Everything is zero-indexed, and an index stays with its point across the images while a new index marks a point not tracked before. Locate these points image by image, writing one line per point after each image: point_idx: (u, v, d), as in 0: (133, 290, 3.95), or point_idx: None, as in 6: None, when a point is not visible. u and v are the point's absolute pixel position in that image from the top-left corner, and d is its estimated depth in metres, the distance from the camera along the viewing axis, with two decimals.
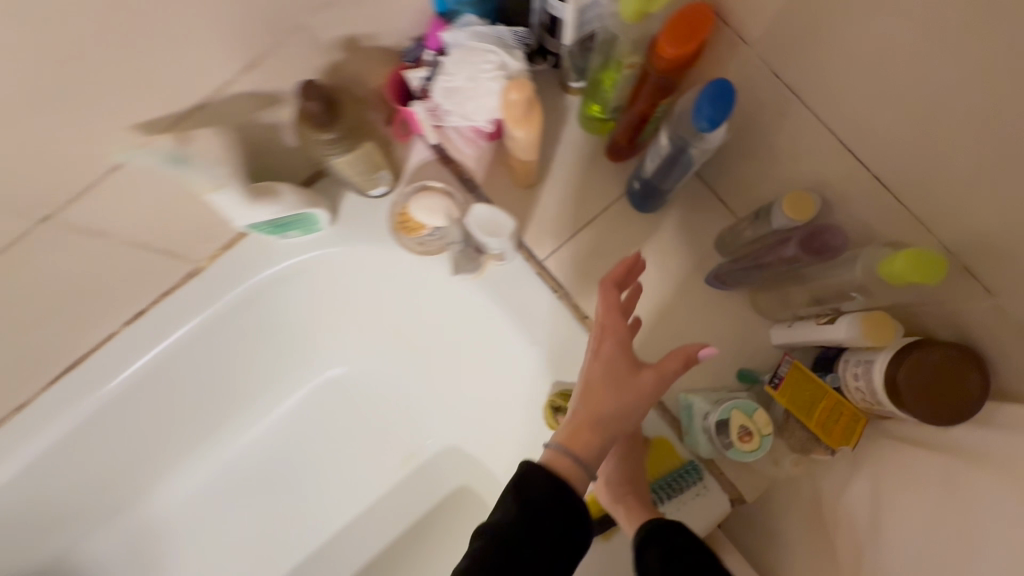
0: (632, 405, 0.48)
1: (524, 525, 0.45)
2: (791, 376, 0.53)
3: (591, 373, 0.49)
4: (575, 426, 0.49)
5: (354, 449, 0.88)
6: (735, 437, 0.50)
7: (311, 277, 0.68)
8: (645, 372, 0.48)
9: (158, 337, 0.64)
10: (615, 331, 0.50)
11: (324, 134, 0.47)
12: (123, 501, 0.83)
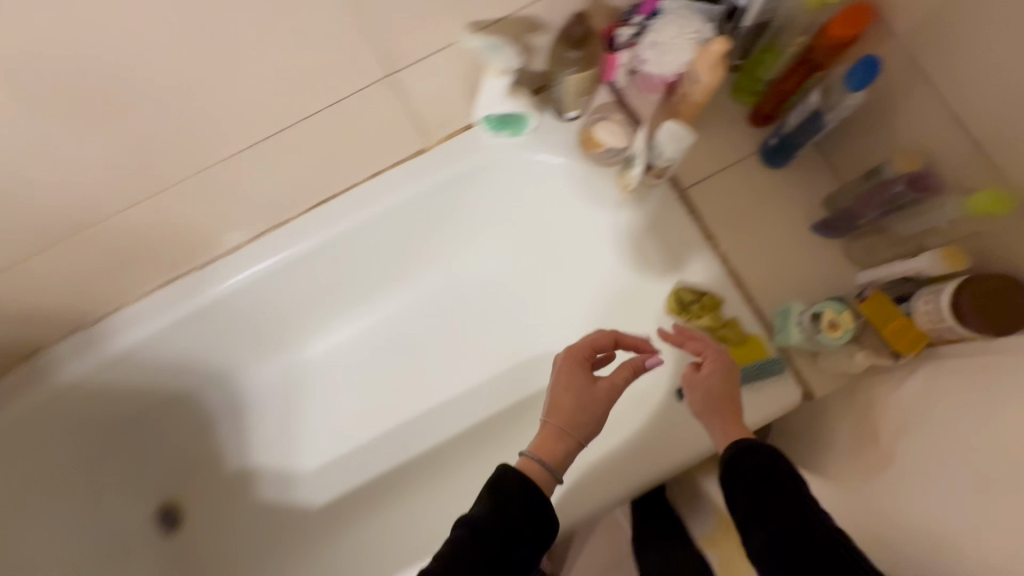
0: (590, 411, 0.66)
1: (493, 518, 0.57)
2: (873, 298, 0.69)
3: (556, 393, 0.68)
4: (544, 437, 0.65)
5: (473, 335, 1.11)
6: (824, 326, 0.67)
7: (500, 172, 0.88)
8: (602, 383, 0.68)
9: (381, 195, 0.85)
10: (578, 361, 0.69)
11: (573, 51, 0.75)
12: (300, 329, 1.10)
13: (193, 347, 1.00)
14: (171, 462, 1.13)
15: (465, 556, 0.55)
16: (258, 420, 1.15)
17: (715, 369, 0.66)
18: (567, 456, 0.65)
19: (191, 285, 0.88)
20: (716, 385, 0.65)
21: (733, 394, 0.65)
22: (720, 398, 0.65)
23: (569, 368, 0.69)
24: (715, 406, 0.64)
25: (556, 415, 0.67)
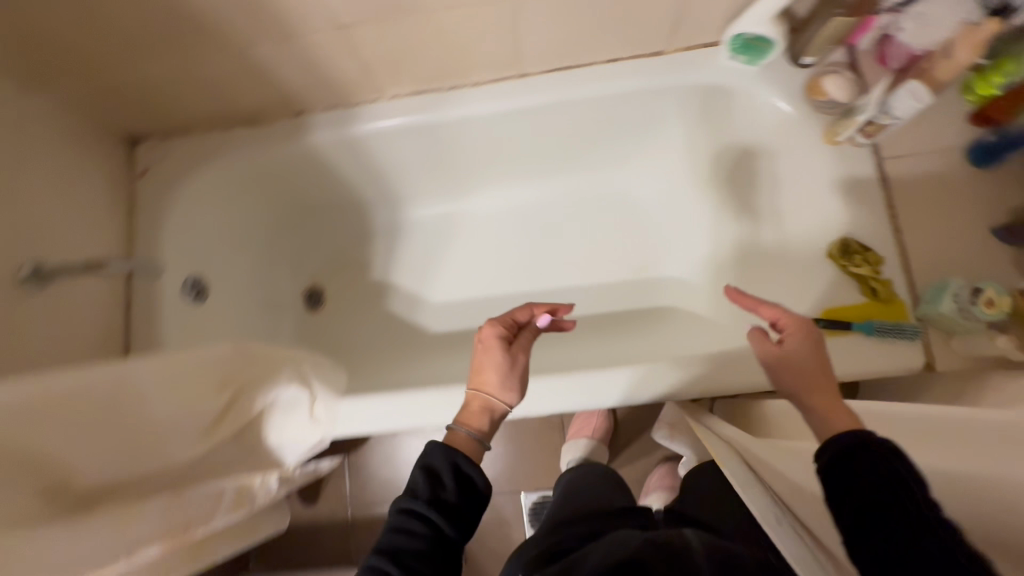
0: (510, 377, 0.76)
1: (431, 490, 0.65)
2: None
3: (476, 366, 0.77)
4: (469, 409, 0.75)
5: (613, 240, 1.22)
6: (982, 302, 0.74)
7: (717, 95, 0.97)
8: (514, 355, 0.78)
9: (616, 81, 0.96)
10: (495, 343, 0.77)
11: None
12: (467, 182, 1.24)
13: (387, 162, 1.15)
14: (325, 256, 1.32)
15: (415, 533, 0.62)
16: (403, 247, 1.31)
17: (802, 340, 0.66)
18: (493, 421, 0.75)
19: (430, 102, 1.00)
20: (803, 358, 0.64)
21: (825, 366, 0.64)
22: (814, 369, 0.63)
23: (494, 345, 0.77)
24: (810, 380, 0.63)
25: (483, 384, 0.76)
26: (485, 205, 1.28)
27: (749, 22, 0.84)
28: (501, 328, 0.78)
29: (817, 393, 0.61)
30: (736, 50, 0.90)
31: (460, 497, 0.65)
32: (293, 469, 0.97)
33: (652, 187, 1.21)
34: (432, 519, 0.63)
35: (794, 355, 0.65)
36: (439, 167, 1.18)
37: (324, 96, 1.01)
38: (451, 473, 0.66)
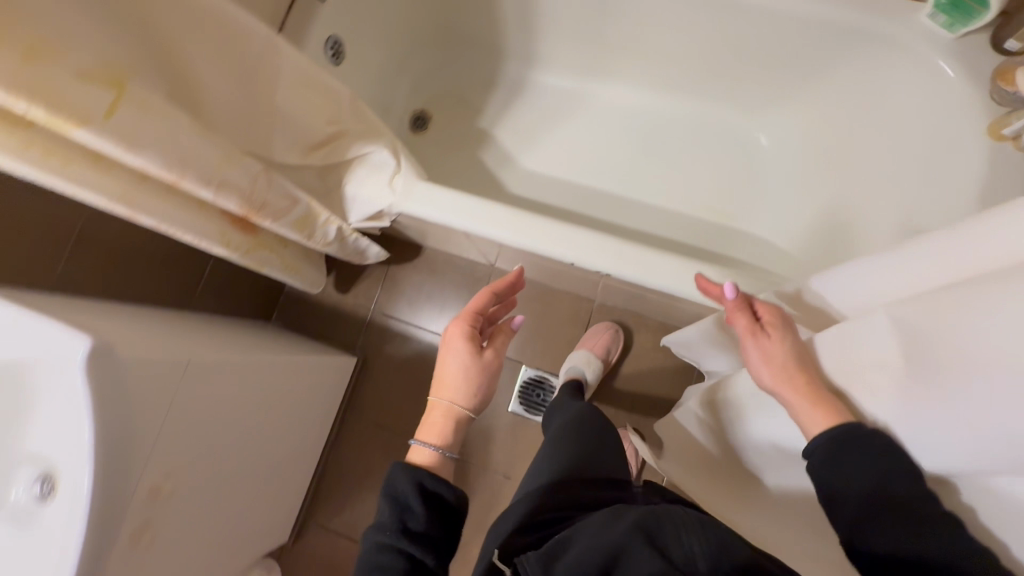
0: (481, 373, 0.77)
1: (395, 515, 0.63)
2: None
3: (448, 364, 0.77)
4: (436, 414, 0.75)
5: (712, 177, 1.22)
6: None
7: (891, 55, 0.94)
8: (484, 352, 0.78)
9: (802, 3, 0.94)
10: (461, 336, 0.78)
11: None
12: (605, 65, 1.25)
13: (545, 8, 1.18)
14: (444, 87, 1.37)
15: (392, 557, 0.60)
16: (518, 106, 1.35)
17: (784, 345, 0.64)
18: (460, 426, 0.75)
19: None
20: (784, 356, 0.64)
21: (804, 361, 0.63)
22: (795, 367, 0.63)
23: (456, 345, 0.77)
24: (786, 377, 0.62)
25: (444, 390, 0.76)
26: (609, 98, 1.29)
27: None
28: (466, 325, 0.79)
29: (796, 392, 0.61)
30: (943, 6, 0.85)
31: (429, 524, 0.64)
32: (351, 228, 1.06)
33: (775, 140, 1.20)
34: (407, 550, 0.61)
35: (776, 354, 0.64)
36: (587, 36, 1.20)
37: None
38: (420, 500, 0.65)
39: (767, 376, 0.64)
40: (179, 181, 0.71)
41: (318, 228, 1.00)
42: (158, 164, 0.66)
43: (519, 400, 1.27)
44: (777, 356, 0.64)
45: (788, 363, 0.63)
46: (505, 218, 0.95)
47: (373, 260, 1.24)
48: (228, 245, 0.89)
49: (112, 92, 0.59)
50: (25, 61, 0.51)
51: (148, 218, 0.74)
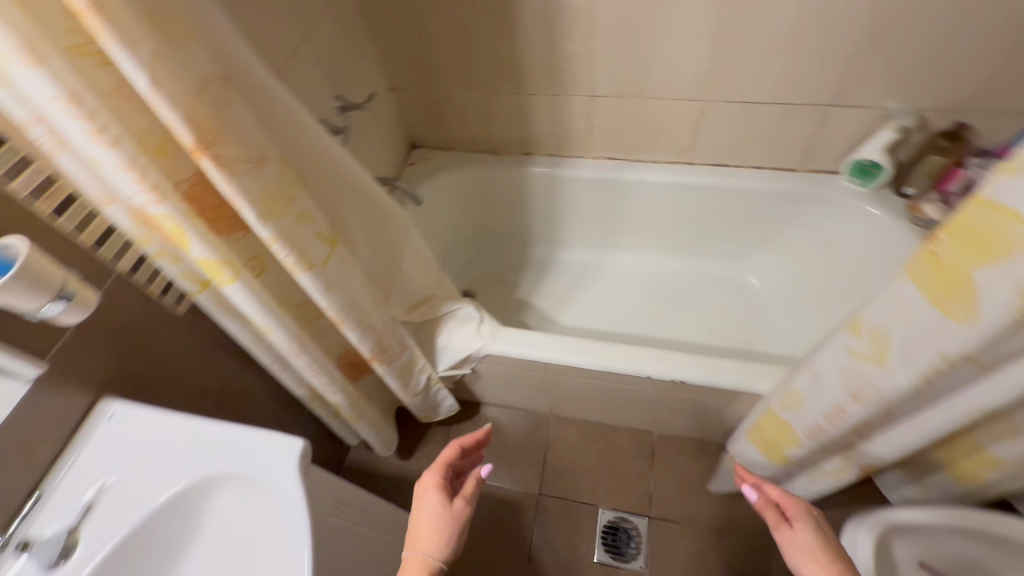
0: (455, 520, 0.67)
1: None
2: None
3: (420, 515, 0.68)
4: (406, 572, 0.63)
5: (722, 314, 1.47)
6: None
7: (830, 207, 1.30)
8: (455, 503, 0.69)
9: (755, 181, 1.34)
10: (434, 488, 0.70)
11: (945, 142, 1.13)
12: (616, 242, 1.59)
13: (564, 208, 1.55)
14: (485, 271, 1.66)
15: None
16: (548, 279, 1.63)
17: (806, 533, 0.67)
18: None
19: (619, 166, 1.42)
20: (812, 545, 0.65)
21: (836, 551, 0.64)
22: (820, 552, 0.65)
23: (428, 494, 0.70)
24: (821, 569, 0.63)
25: (418, 542, 0.66)
26: (621, 266, 1.61)
27: (866, 151, 1.18)
28: (438, 474, 0.72)
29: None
30: (853, 172, 1.25)
31: None
32: (437, 376, 1.18)
33: (761, 282, 1.50)
34: None
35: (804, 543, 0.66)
36: (600, 223, 1.56)
37: (548, 147, 1.45)
38: None
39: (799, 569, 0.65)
40: (341, 322, 0.85)
41: (413, 376, 1.12)
42: (337, 307, 0.82)
43: (603, 547, 1.21)
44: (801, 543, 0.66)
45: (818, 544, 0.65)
46: (581, 348, 1.10)
47: (443, 415, 1.31)
48: (344, 390, 0.99)
49: (329, 247, 0.76)
50: (295, 222, 0.69)
51: (305, 356, 0.86)
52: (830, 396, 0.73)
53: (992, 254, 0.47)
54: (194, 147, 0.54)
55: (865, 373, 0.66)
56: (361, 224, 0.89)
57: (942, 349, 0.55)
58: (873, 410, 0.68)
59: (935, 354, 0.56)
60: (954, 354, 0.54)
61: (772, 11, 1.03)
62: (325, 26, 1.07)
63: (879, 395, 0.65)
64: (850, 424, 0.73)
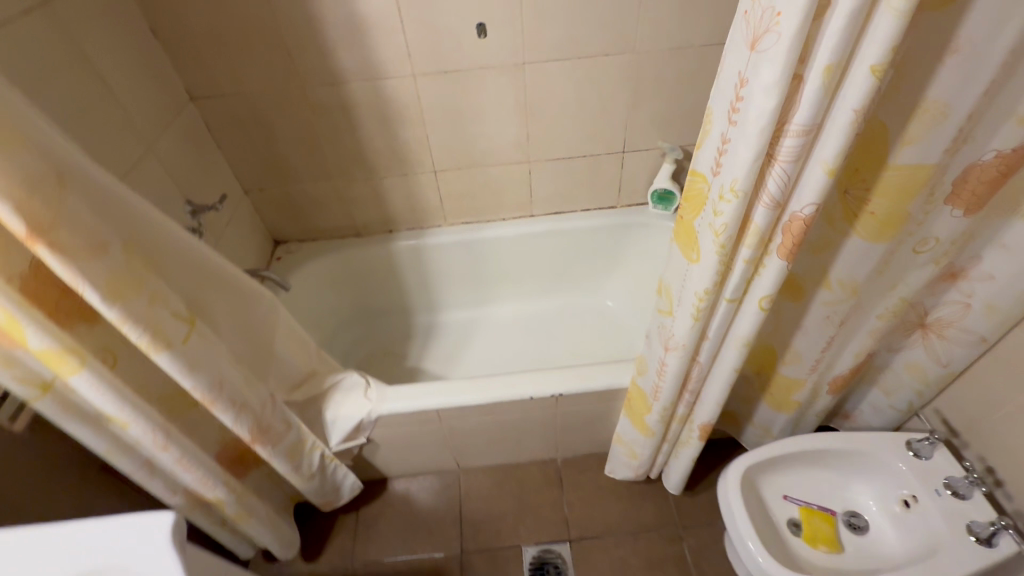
0: None
1: None
2: (858, 529, 1.05)
3: None
4: None
5: (591, 340, 1.65)
6: (849, 526, 1.06)
7: (648, 231, 1.59)
8: None
9: (587, 221, 1.59)
10: None
11: None
12: (489, 296, 1.74)
13: (435, 275, 1.67)
14: (371, 349, 1.69)
15: None
16: (435, 342, 1.70)
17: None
18: None
19: (474, 227, 1.60)
20: None
21: None
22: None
23: None
24: None
25: None
26: (498, 317, 1.74)
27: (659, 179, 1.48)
28: None
29: None
30: (655, 201, 1.56)
31: None
32: (331, 452, 1.15)
33: (616, 306, 1.72)
34: None
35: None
36: (471, 281, 1.69)
37: (408, 221, 1.59)
38: None
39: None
40: (210, 404, 0.85)
41: (304, 457, 1.09)
42: (203, 386, 0.81)
43: None
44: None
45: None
46: (467, 387, 1.17)
47: (346, 497, 1.26)
48: (227, 484, 0.94)
49: (188, 326, 0.78)
50: (148, 304, 0.71)
51: (174, 449, 0.82)
52: (659, 355, 0.93)
53: (699, 209, 0.72)
54: (27, 235, 0.57)
55: (668, 326, 0.87)
56: (217, 306, 0.90)
57: (695, 289, 0.76)
58: (680, 359, 0.88)
59: (693, 294, 0.77)
60: (703, 290, 0.75)
61: (557, 88, 1.31)
62: (165, 139, 1.12)
63: (678, 342, 0.86)
64: (673, 377, 0.92)
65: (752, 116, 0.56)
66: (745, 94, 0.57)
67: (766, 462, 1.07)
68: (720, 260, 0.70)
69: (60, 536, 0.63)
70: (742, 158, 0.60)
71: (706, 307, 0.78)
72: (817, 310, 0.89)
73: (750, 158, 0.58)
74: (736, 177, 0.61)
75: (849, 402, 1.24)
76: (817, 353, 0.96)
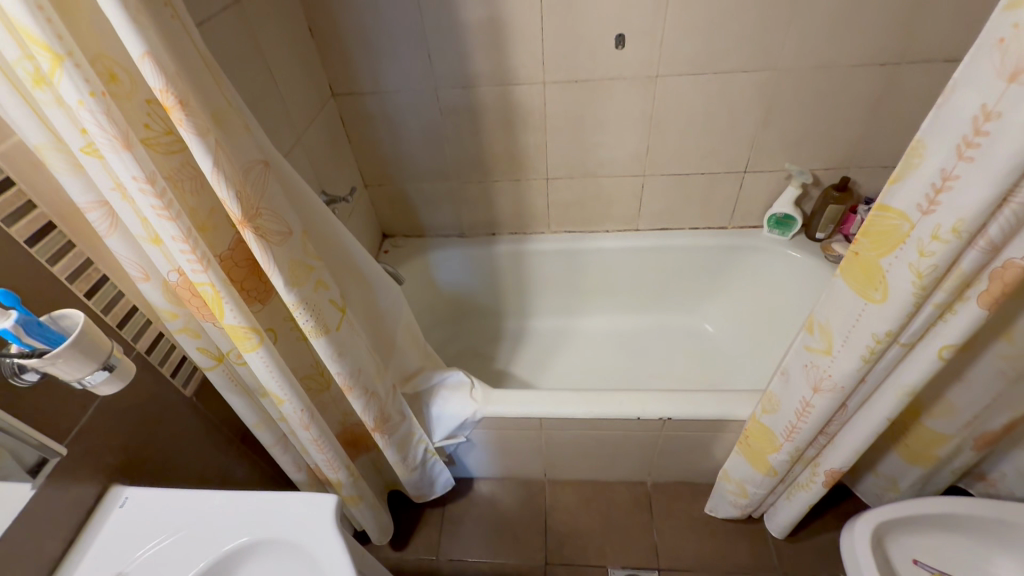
0: None
1: None
2: None
3: None
4: None
5: (686, 362, 1.59)
6: None
7: (759, 255, 1.51)
8: None
9: (693, 239, 1.54)
10: None
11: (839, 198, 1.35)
12: (582, 306, 1.72)
13: (531, 280, 1.67)
14: (460, 348, 1.71)
15: None
16: (525, 347, 1.69)
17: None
18: None
19: (576, 237, 1.59)
20: None
21: None
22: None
23: None
24: None
25: None
26: (590, 329, 1.72)
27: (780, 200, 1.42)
28: None
29: None
30: (772, 225, 1.48)
31: None
32: (433, 447, 1.17)
33: (714, 330, 1.65)
34: None
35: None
36: (566, 290, 1.68)
37: (512, 226, 1.60)
38: None
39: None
40: (348, 389, 0.88)
41: (411, 449, 1.12)
42: (346, 372, 0.84)
43: None
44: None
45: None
46: (571, 399, 1.16)
47: (438, 492, 1.28)
48: (347, 467, 0.97)
49: (341, 313, 0.81)
50: (314, 289, 0.75)
51: (314, 429, 0.85)
52: (800, 395, 0.87)
53: (887, 246, 0.65)
54: (241, 220, 0.61)
55: (821, 366, 0.81)
56: (355, 295, 0.94)
57: (873, 329, 0.70)
58: (833, 401, 0.82)
59: (868, 334, 0.71)
60: (883, 330, 0.69)
61: (685, 102, 1.28)
62: (311, 132, 1.19)
63: (834, 384, 0.80)
64: (818, 419, 0.86)
65: (1003, 152, 0.51)
66: (993, 129, 0.51)
67: (898, 518, 0.98)
68: (913, 301, 0.65)
69: (206, 505, 0.64)
70: (974, 196, 0.54)
71: (878, 351, 0.72)
72: (989, 363, 0.81)
73: (988, 197, 0.53)
74: (961, 216, 0.56)
75: (988, 464, 1.12)
76: (978, 407, 0.87)
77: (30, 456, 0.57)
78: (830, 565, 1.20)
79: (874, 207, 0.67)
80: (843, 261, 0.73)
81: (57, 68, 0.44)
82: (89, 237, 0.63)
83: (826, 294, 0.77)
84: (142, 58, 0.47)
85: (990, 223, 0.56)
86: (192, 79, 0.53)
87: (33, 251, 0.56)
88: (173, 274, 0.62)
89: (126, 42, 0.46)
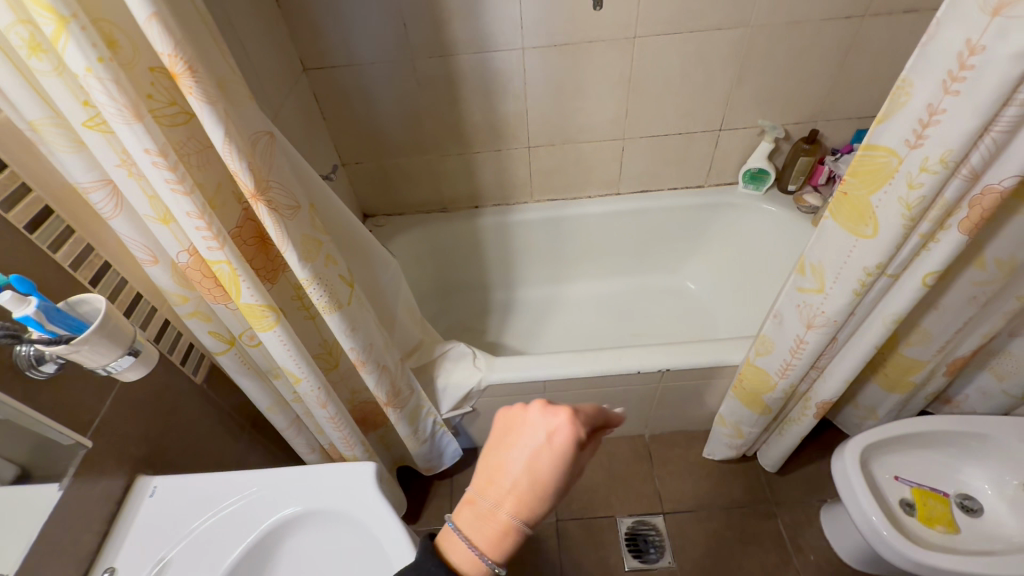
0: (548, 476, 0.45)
1: None
2: (968, 502, 1.06)
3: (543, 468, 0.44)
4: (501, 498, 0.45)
5: (671, 320, 1.65)
6: (961, 503, 1.06)
7: (736, 211, 1.57)
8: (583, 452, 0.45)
9: (673, 199, 1.58)
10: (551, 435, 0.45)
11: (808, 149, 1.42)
12: (568, 273, 1.75)
13: (517, 251, 1.68)
14: (450, 322, 1.71)
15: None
16: (515, 318, 1.71)
17: (506, 521, 0.45)
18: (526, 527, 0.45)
19: (560, 204, 1.60)
20: None
21: None
22: (541, 492, 0.45)
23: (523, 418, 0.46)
24: None
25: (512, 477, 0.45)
26: (577, 295, 1.75)
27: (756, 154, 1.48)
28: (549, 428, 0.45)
29: None
30: (747, 180, 1.54)
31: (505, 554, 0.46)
32: (441, 419, 1.18)
33: (695, 287, 1.71)
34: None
35: (532, 424, 0.45)
36: (552, 258, 1.70)
37: (495, 197, 1.60)
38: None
39: (519, 466, 0.45)
40: (361, 364, 0.87)
41: (421, 422, 1.12)
42: (359, 348, 0.84)
43: (629, 552, 1.23)
44: (541, 477, 0.44)
45: (497, 542, 0.45)
46: (573, 359, 1.19)
47: (447, 463, 1.30)
48: (362, 443, 0.97)
49: (351, 288, 0.81)
50: (325, 264, 0.74)
51: (331, 406, 0.84)
52: (793, 333, 0.93)
53: (876, 183, 0.70)
54: (253, 193, 0.59)
55: (813, 304, 0.86)
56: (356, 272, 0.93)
57: (864, 263, 0.75)
58: (824, 335, 0.88)
59: (860, 268, 0.76)
60: (874, 263, 0.74)
61: (662, 63, 1.30)
62: (287, 108, 1.15)
63: (827, 319, 0.85)
64: (810, 354, 0.92)
65: (987, 84, 0.55)
66: (977, 63, 0.55)
67: (881, 442, 1.07)
68: (902, 232, 0.69)
69: (240, 486, 0.63)
70: (961, 128, 0.59)
71: (867, 284, 0.78)
72: (962, 291, 0.88)
73: (973, 127, 0.58)
74: (947, 147, 0.60)
75: (954, 386, 1.23)
76: (951, 333, 0.94)
77: (6, 471, 0.49)
78: (817, 492, 1.30)
79: (862, 148, 0.71)
80: (832, 203, 0.77)
81: (61, 32, 0.41)
82: (86, 223, 0.60)
83: (817, 235, 0.81)
84: (147, 19, 0.44)
85: (973, 152, 0.61)
86: (196, 44, 0.50)
87: (34, 238, 0.53)
88: (184, 254, 0.60)
89: (130, 2, 0.43)
